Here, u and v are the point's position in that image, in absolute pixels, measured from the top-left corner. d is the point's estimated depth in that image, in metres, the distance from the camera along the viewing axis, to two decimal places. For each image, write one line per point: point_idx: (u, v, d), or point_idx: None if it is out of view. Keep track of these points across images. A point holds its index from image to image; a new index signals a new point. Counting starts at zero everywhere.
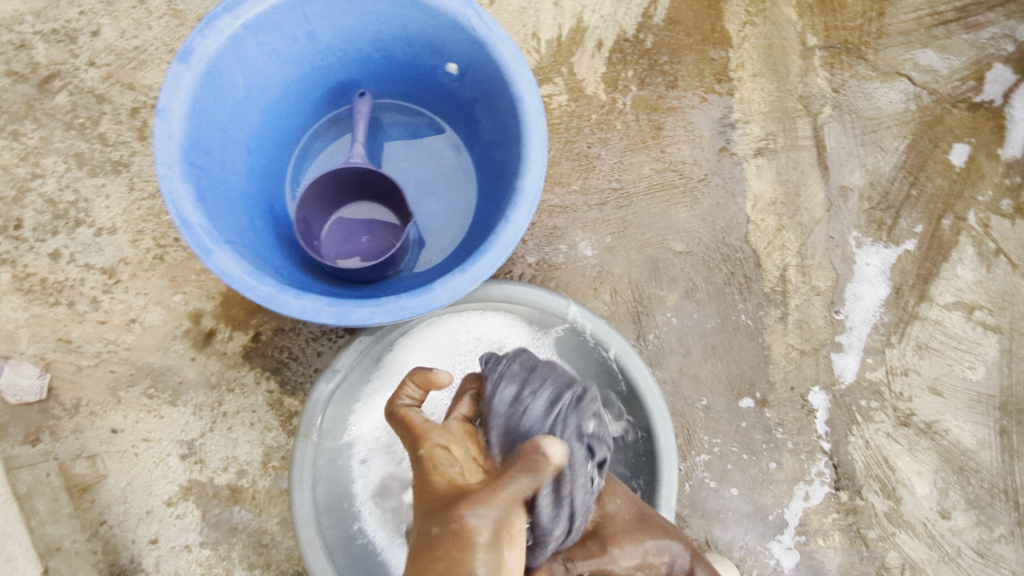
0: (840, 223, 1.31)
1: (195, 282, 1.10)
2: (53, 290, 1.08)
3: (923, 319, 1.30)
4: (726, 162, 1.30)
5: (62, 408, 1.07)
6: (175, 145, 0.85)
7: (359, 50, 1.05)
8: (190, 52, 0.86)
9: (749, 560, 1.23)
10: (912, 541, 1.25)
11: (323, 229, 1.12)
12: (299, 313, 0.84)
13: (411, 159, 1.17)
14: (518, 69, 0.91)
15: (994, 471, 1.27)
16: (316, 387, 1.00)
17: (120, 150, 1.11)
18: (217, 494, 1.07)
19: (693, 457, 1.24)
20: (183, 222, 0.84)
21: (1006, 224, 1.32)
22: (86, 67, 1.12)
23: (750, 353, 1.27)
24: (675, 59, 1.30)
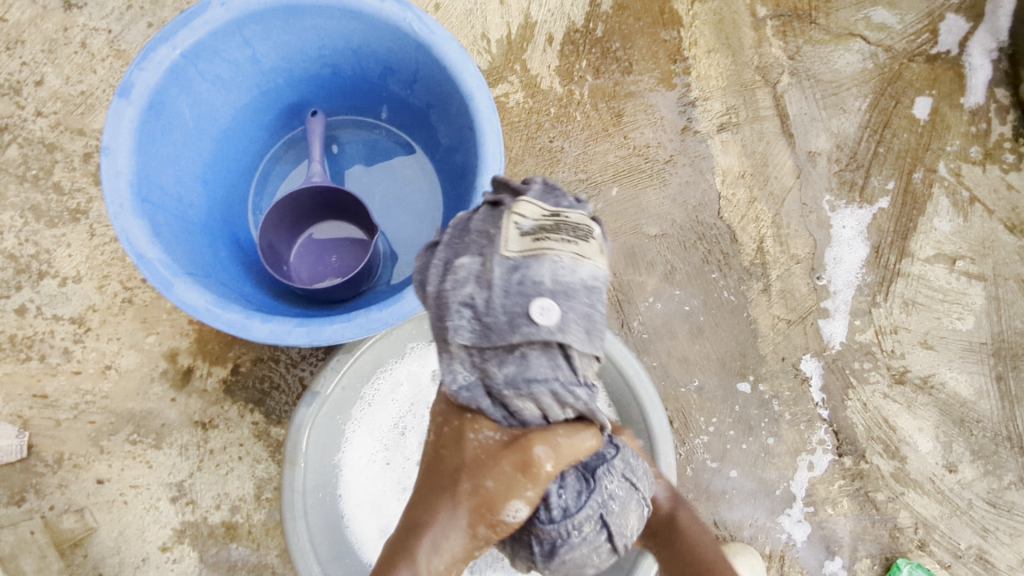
0: (811, 188, 1.30)
1: (167, 321, 1.08)
2: (24, 345, 1.06)
3: (906, 276, 1.29)
4: (690, 141, 1.29)
5: (46, 464, 1.05)
6: (124, 183, 0.84)
7: (306, 68, 1.04)
8: (130, 86, 0.85)
9: (760, 536, 1.21)
10: (921, 499, 1.24)
11: (291, 252, 1.10)
12: (269, 338, 0.83)
13: (374, 175, 1.17)
14: (466, 67, 0.90)
15: (995, 418, 1.26)
16: (297, 411, 0.97)
17: (77, 198, 1.10)
18: (212, 533, 1.05)
19: (692, 439, 1.22)
20: (140, 259, 0.82)
21: (977, 170, 1.32)
22: (33, 117, 1.11)
23: (736, 329, 1.25)
24: (627, 44, 1.30)
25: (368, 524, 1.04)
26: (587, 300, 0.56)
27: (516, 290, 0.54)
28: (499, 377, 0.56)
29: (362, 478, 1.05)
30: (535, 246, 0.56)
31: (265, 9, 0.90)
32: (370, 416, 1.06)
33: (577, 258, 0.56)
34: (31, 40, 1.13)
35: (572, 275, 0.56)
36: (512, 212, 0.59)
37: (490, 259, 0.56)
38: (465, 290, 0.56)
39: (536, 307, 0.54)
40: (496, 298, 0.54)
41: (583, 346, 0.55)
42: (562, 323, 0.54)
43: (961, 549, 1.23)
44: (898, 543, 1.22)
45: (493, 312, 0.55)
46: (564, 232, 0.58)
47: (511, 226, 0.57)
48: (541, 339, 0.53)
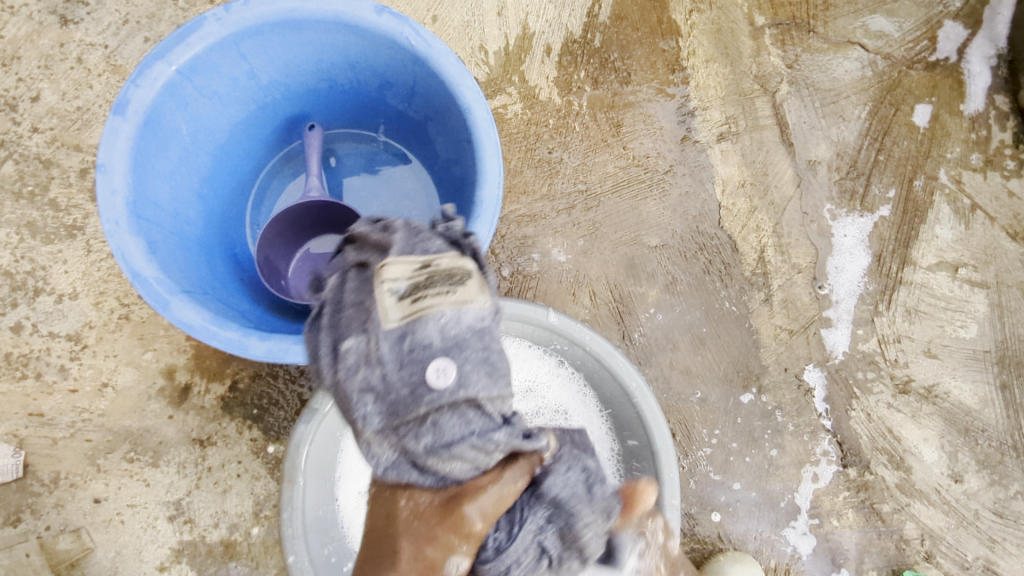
0: (812, 197, 1.30)
1: (165, 337, 1.07)
2: (20, 363, 1.05)
3: (909, 284, 1.28)
4: (690, 151, 1.29)
5: (42, 483, 1.04)
6: (120, 200, 0.83)
7: (303, 82, 1.03)
8: (126, 103, 0.85)
9: (765, 550, 1.20)
10: (927, 510, 1.22)
11: (290, 266, 1.10)
12: (267, 356, 0.82)
13: (372, 188, 1.16)
14: (463, 81, 0.90)
15: (1000, 427, 1.25)
16: (296, 430, 0.95)
17: (73, 214, 1.09)
18: (210, 552, 1.04)
19: (695, 452, 1.21)
20: (136, 277, 0.81)
21: (978, 178, 1.31)
22: (29, 133, 1.11)
23: (738, 340, 1.25)
24: (625, 54, 1.30)
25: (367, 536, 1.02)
26: (477, 345, 0.62)
27: (412, 359, 0.60)
28: (418, 447, 0.60)
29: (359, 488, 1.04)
30: (416, 310, 0.62)
31: (262, 23, 0.89)
32: None
33: (458, 305, 0.62)
34: (27, 56, 1.13)
35: (457, 325, 0.61)
36: (383, 281, 0.64)
37: (377, 336, 0.62)
38: (360, 374, 0.62)
39: (432, 370, 0.60)
40: (391, 371, 0.61)
41: (486, 390, 0.61)
42: (461, 377, 0.60)
43: (969, 560, 1.21)
44: (905, 555, 1.21)
45: (395, 388, 0.60)
46: (438, 284, 0.63)
47: (388, 295, 0.63)
48: (448, 401, 0.59)
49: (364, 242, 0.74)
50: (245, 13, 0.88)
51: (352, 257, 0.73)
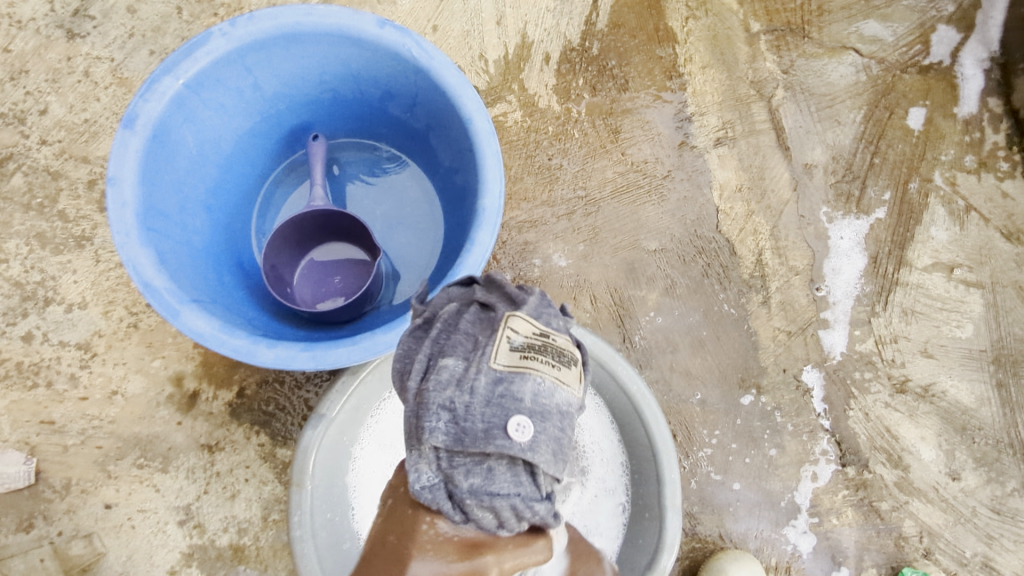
0: (808, 201, 1.31)
1: (173, 345, 1.09)
2: (30, 372, 1.07)
3: (905, 285, 1.30)
4: (687, 156, 1.30)
5: (53, 490, 1.05)
6: (130, 213, 0.85)
7: (307, 93, 1.05)
8: (135, 117, 0.86)
9: (766, 548, 1.21)
10: (925, 507, 1.24)
11: (295, 275, 1.12)
12: (274, 363, 0.83)
13: (375, 195, 1.18)
14: (465, 91, 0.92)
15: (996, 426, 1.27)
16: (303, 435, 0.98)
17: (82, 224, 1.11)
18: (220, 556, 1.05)
19: (695, 452, 1.23)
20: (147, 287, 0.83)
21: (972, 179, 1.34)
22: (38, 145, 1.13)
23: (737, 342, 1.26)
24: (623, 61, 1.32)
25: None
26: (558, 425, 0.58)
27: (496, 404, 0.56)
28: (464, 485, 0.56)
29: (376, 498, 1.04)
30: (522, 368, 0.58)
31: (266, 35, 0.91)
32: (375, 435, 1.06)
33: (557, 381, 0.59)
34: (35, 70, 1.15)
35: (551, 399, 0.58)
36: (506, 325, 0.60)
37: (475, 365, 0.58)
38: (445, 393, 0.57)
39: (512, 424, 0.55)
40: (476, 408, 0.56)
41: (549, 466, 0.57)
42: (533, 443, 0.56)
43: (967, 557, 1.23)
44: (904, 553, 1.22)
45: (471, 423, 0.55)
46: (548, 355, 0.60)
47: (502, 341, 0.59)
48: (512, 455, 0.55)
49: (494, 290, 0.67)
50: (250, 27, 0.90)
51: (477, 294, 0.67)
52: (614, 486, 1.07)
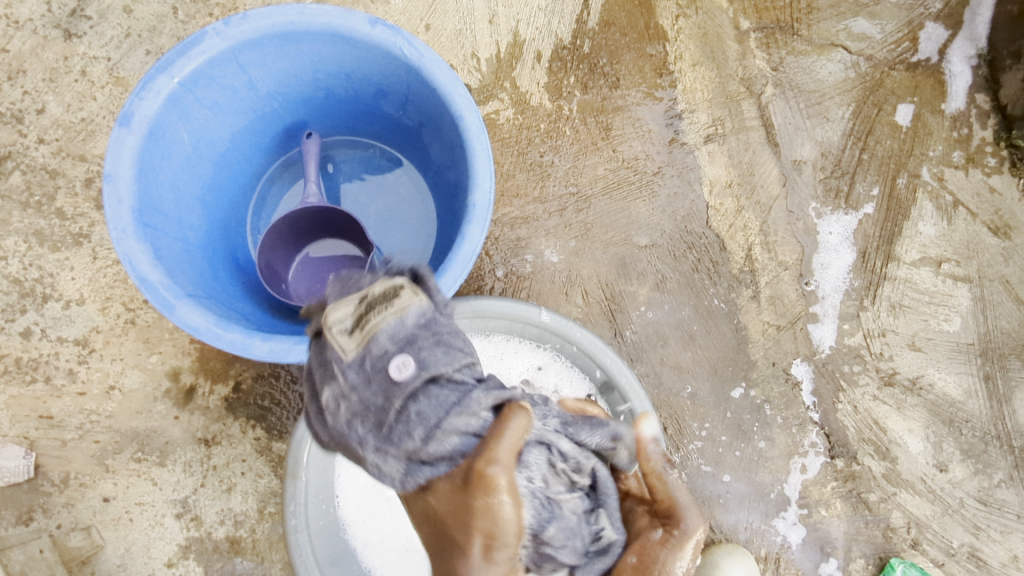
0: (797, 196, 1.33)
1: (169, 340, 1.11)
2: (29, 368, 1.09)
3: (893, 279, 1.32)
4: (678, 153, 1.32)
5: (52, 484, 1.07)
6: (126, 209, 0.86)
7: (301, 92, 1.07)
8: (130, 115, 0.88)
9: (755, 539, 1.23)
10: (913, 499, 1.26)
11: (290, 270, 1.13)
12: (269, 356, 0.85)
13: (369, 192, 1.20)
14: (455, 89, 0.93)
15: (983, 418, 1.29)
16: (298, 428, 0.99)
17: (79, 222, 1.12)
18: (217, 548, 1.07)
19: (686, 445, 1.24)
20: (143, 282, 0.85)
21: (959, 175, 1.35)
22: (36, 144, 1.14)
23: (728, 336, 1.28)
24: (614, 59, 1.33)
25: (369, 530, 1.02)
26: (429, 335, 0.59)
27: (376, 372, 0.57)
28: (415, 440, 0.55)
29: (360, 486, 1.03)
30: (365, 333, 0.58)
31: (260, 35, 0.93)
32: None
33: (397, 312, 0.59)
34: (32, 70, 1.16)
35: (403, 327, 0.59)
36: (328, 324, 0.61)
37: (341, 369, 0.59)
38: (340, 410, 0.59)
39: (393, 366, 0.56)
40: (363, 391, 0.57)
41: (446, 363, 0.58)
42: (422, 362, 0.57)
43: (954, 547, 1.25)
44: (892, 543, 1.24)
45: (371, 401, 0.57)
46: (377, 302, 0.60)
47: (336, 334, 0.59)
48: (417, 387, 0.56)
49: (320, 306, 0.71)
50: (244, 26, 0.91)
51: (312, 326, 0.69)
52: None
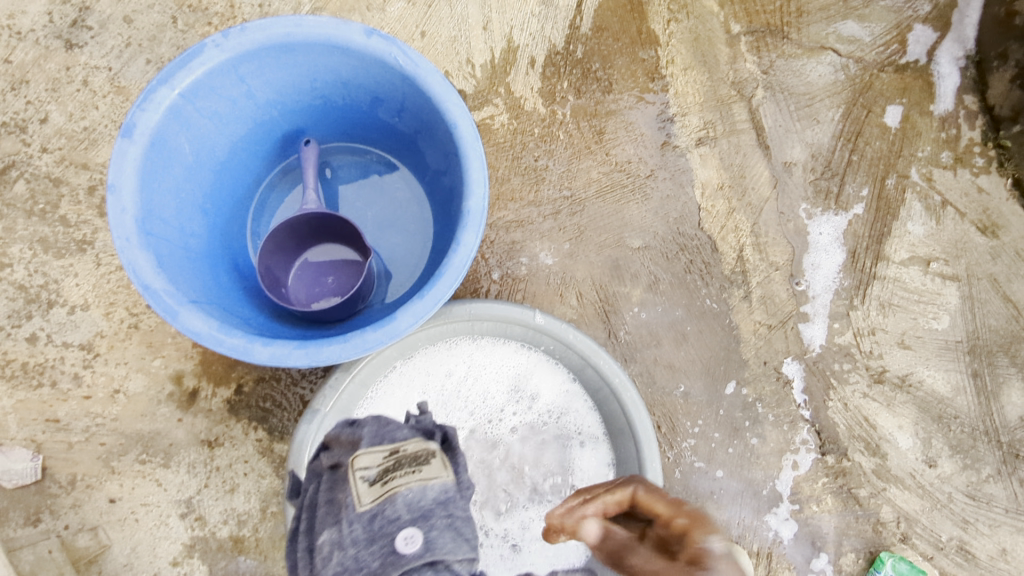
0: (788, 198, 1.35)
1: (172, 344, 1.13)
2: (35, 372, 1.11)
3: (882, 279, 1.34)
4: (670, 156, 1.34)
5: (59, 485, 1.09)
6: (130, 218, 0.89)
7: (298, 100, 1.09)
8: (132, 127, 0.90)
9: (748, 535, 1.26)
10: (903, 494, 1.28)
11: (289, 276, 1.16)
12: (270, 360, 0.87)
13: (367, 197, 1.22)
14: (449, 97, 0.96)
15: (972, 414, 1.31)
16: (298, 429, 0.99)
17: (83, 229, 1.15)
18: (221, 546, 1.10)
19: (680, 443, 1.27)
20: (147, 289, 0.87)
21: (948, 175, 1.37)
22: (39, 153, 1.16)
23: (720, 336, 1.30)
24: (606, 64, 1.35)
25: None
26: (443, 513, 0.68)
27: (382, 534, 0.65)
28: None
29: None
30: (384, 489, 0.69)
31: (258, 46, 0.95)
32: None
33: (422, 481, 0.70)
34: (35, 80, 1.19)
35: (423, 497, 0.69)
36: (355, 470, 0.72)
37: (348, 520, 0.68)
38: (334, 560, 0.66)
39: (402, 539, 0.64)
40: (363, 550, 0.64)
41: (453, 552, 0.65)
42: (427, 542, 0.64)
43: (942, 541, 1.27)
44: (882, 537, 1.27)
45: (366, 562, 0.64)
46: (404, 466, 0.72)
47: (360, 481, 0.70)
48: (414, 567, 0.63)
49: (337, 440, 0.84)
50: (242, 38, 0.94)
51: (326, 459, 0.82)
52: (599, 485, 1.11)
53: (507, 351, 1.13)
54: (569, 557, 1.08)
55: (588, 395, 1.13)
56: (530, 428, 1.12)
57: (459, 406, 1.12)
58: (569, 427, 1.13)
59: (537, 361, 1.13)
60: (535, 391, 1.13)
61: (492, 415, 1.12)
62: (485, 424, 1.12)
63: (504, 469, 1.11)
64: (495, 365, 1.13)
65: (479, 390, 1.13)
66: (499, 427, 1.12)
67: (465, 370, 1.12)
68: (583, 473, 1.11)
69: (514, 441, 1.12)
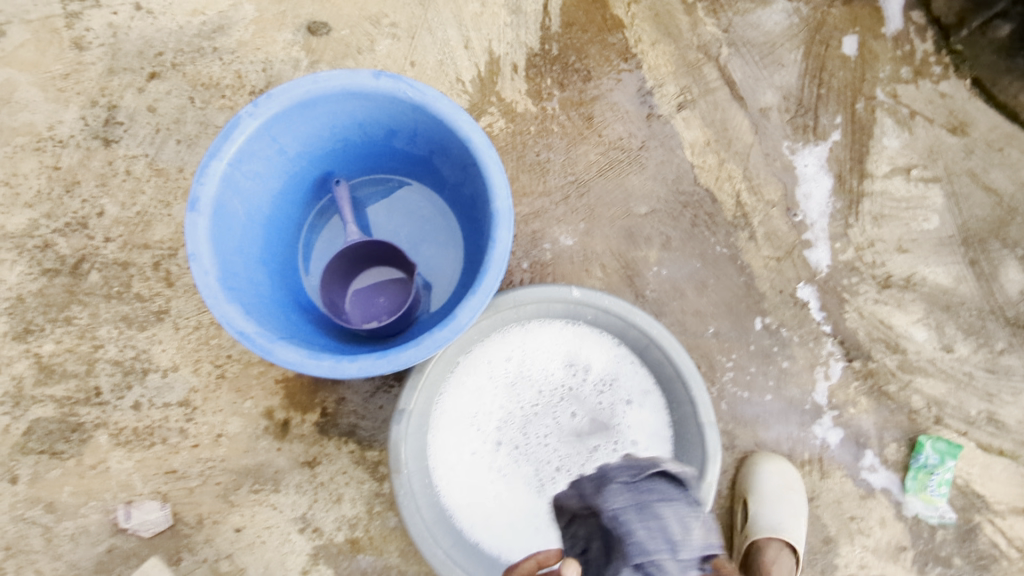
0: (770, 140, 1.48)
1: (258, 385, 1.27)
2: (146, 434, 1.25)
3: (871, 194, 1.47)
4: (656, 125, 1.47)
5: (190, 526, 1.23)
6: (213, 278, 1.02)
7: (323, 147, 1.22)
8: (197, 200, 1.03)
9: (798, 447, 1.38)
10: (929, 381, 1.41)
11: (346, 301, 1.29)
12: (359, 373, 1.01)
13: (397, 219, 1.36)
14: (459, 116, 1.08)
15: (976, 298, 1.44)
16: (391, 430, 1.14)
17: (157, 301, 1.28)
18: (341, 550, 1.23)
19: (720, 378, 1.40)
20: (242, 335, 1.01)
21: (911, 88, 1.49)
22: (104, 243, 1.30)
23: (735, 276, 1.43)
24: (581, 55, 1.48)
25: (474, 508, 1.22)
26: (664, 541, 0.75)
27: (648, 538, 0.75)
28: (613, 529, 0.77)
29: (455, 470, 1.22)
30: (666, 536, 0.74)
31: (285, 108, 1.08)
32: (444, 424, 1.23)
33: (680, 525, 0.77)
34: (85, 179, 1.32)
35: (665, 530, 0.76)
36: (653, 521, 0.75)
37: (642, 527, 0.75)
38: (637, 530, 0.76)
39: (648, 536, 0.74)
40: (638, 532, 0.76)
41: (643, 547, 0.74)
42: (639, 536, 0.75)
43: (973, 415, 1.40)
44: (918, 424, 1.40)
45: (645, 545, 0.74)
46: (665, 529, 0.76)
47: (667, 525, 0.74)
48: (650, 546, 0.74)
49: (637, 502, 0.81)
50: (270, 104, 1.07)
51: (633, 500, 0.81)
52: (657, 426, 1.25)
53: (555, 329, 1.27)
54: None
55: (630, 352, 1.27)
56: (589, 395, 1.26)
57: (524, 387, 1.26)
58: (621, 388, 1.27)
59: (582, 333, 1.27)
60: (585, 359, 1.27)
61: (552, 389, 1.26)
62: (550, 397, 1.26)
63: (574, 436, 1.25)
64: (546, 344, 1.27)
65: (538, 369, 1.26)
66: (563, 397, 1.26)
67: (523, 355, 1.26)
68: (634, 430, 1.25)
69: (576, 408, 1.26)
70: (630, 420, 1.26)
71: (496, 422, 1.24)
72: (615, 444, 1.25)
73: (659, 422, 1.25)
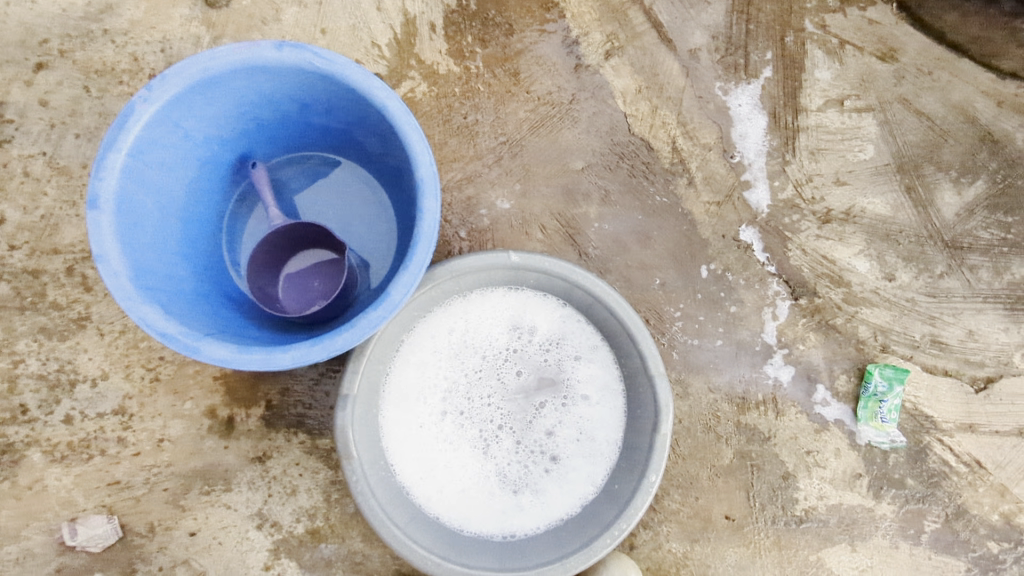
0: (701, 82, 1.44)
1: (196, 384, 1.22)
2: (83, 448, 1.19)
3: (806, 129, 1.45)
4: (585, 76, 1.42)
5: (141, 535, 1.19)
6: (126, 279, 0.96)
7: (233, 128, 1.15)
8: (97, 198, 0.96)
9: (752, 388, 1.40)
10: (873, 311, 1.43)
11: (279, 288, 1.24)
12: (293, 363, 0.97)
13: (324, 198, 1.30)
14: (371, 83, 1.02)
15: (914, 224, 1.45)
16: (336, 418, 1.10)
17: (76, 308, 1.21)
18: (302, 541, 1.21)
19: (670, 329, 1.39)
20: (165, 336, 0.95)
21: (838, 17, 1.47)
22: (10, 252, 1.21)
23: (677, 225, 1.41)
24: (502, 8, 1.41)
25: (429, 483, 1.20)
26: None
27: None
28: None
29: (409, 448, 1.20)
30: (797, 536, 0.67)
31: (183, 89, 1.01)
32: (393, 403, 1.21)
33: None
34: None
35: None
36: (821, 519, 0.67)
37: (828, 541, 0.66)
38: None
39: None
40: None
41: None
42: None
43: (917, 340, 1.42)
44: (865, 353, 1.42)
45: None
46: None
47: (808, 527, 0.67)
48: None
49: None
50: (165, 86, 0.99)
51: None
52: (608, 381, 1.24)
53: (497, 296, 1.24)
54: (605, 456, 1.22)
55: (575, 310, 1.24)
56: (537, 358, 1.24)
57: (470, 357, 1.23)
58: (568, 347, 1.25)
59: (524, 297, 1.25)
60: (529, 322, 1.25)
61: (499, 355, 1.24)
62: (498, 363, 1.23)
63: (524, 400, 1.23)
64: (489, 311, 1.24)
65: (482, 337, 1.24)
66: (511, 362, 1.24)
67: (466, 325, 1.23)
68: (585, 387, 1.24)
69: (526, 372, 1.24)
70: (581, 377, 1.24)
71: (445, 395, 1.22)
72: (566, 402, 1.24)
73: (610, 377, 1.24)
